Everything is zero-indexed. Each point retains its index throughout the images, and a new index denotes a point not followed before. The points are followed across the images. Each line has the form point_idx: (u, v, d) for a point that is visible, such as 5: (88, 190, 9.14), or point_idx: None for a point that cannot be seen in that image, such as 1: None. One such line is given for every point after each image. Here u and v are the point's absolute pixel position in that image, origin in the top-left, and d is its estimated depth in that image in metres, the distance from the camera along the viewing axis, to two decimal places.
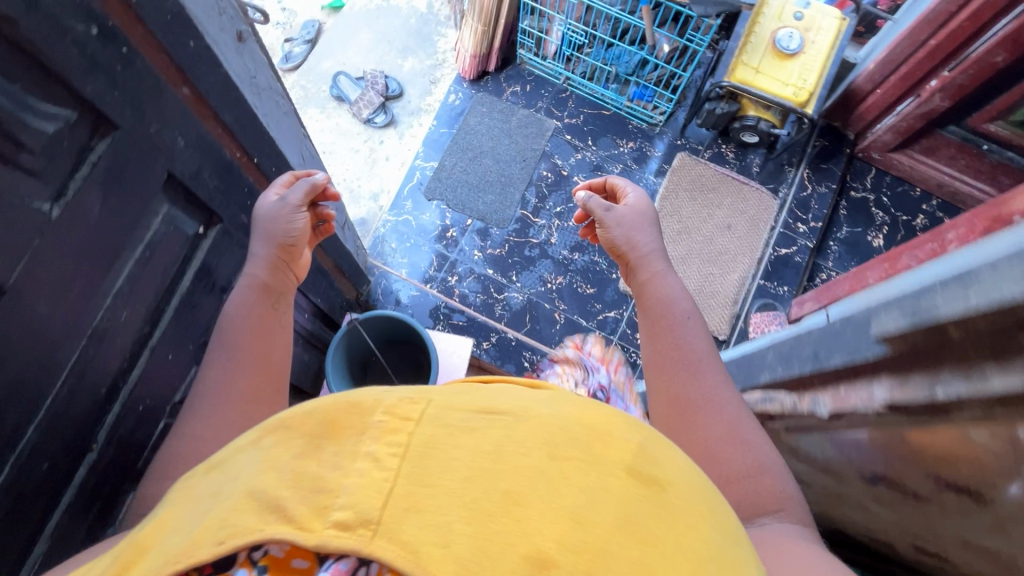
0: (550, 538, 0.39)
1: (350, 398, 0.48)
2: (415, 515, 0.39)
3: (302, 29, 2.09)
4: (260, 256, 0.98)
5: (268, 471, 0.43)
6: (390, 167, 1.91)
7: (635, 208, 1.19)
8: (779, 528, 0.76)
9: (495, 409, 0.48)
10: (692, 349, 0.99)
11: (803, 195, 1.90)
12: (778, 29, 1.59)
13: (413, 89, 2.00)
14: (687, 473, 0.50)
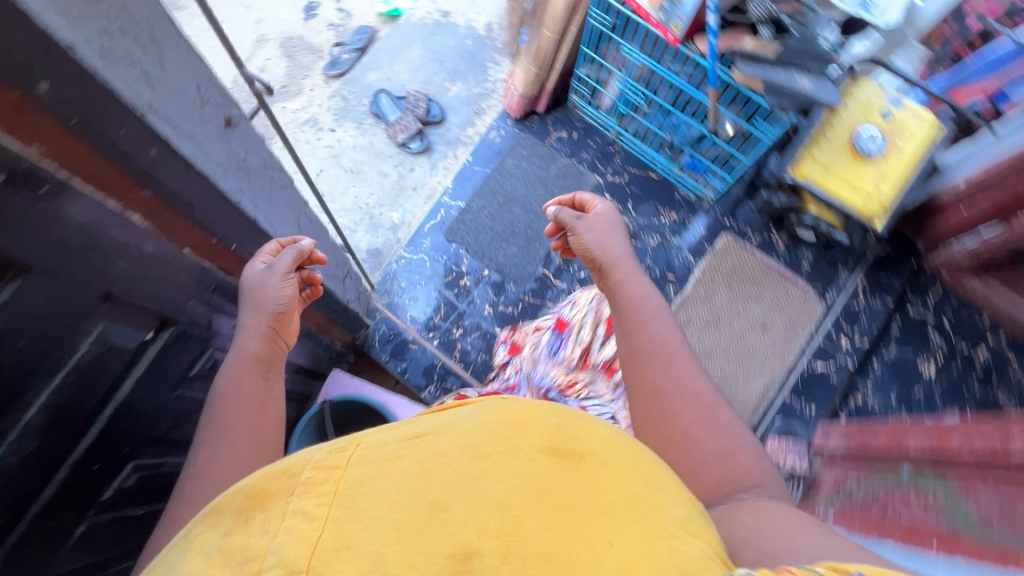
0: (471, 532, 0.42)
1: (279, 469, 0.51)
2: (342, 554, 0.40)
3: (354, 34, 2.07)
4: (248, 330, 0.80)
5: (194, 557, 0.44)
6: (416, 198, 1.83)
7: (604, 216, 1.15)
8: (755, 496, 0.74)
9: (420, 433, 0.52)
10: (668, 344, 0.93)
11: (853, 306, 1.74)
12: (862, 125, 1.49)
13: (455, 116, 1.94)
14: (606, 439, 0.53)
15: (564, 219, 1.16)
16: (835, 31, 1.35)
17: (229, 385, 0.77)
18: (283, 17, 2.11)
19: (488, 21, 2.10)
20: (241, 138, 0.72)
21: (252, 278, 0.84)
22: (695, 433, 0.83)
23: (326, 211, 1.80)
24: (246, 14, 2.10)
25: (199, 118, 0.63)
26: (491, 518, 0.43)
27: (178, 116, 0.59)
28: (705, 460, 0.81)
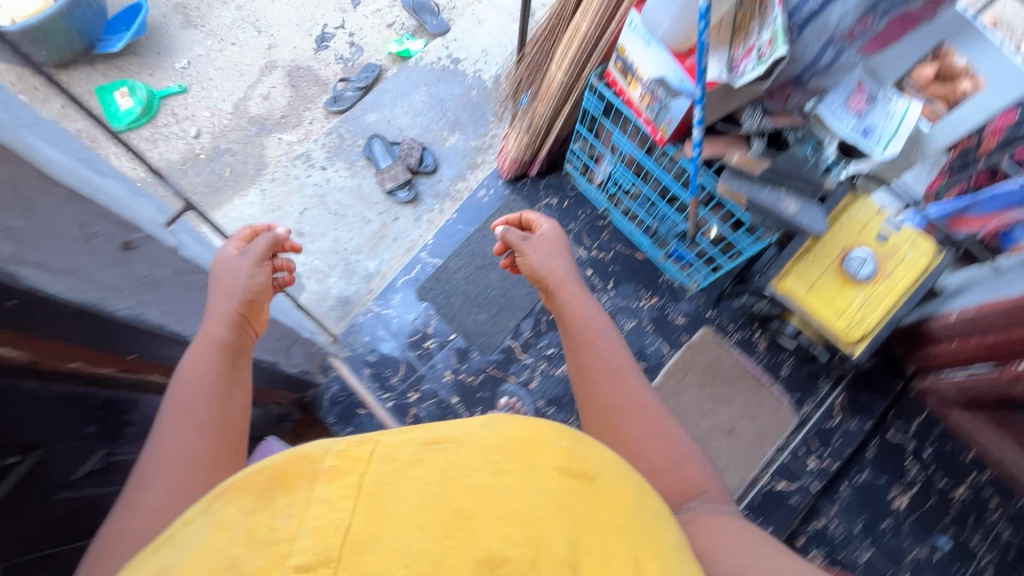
0: (496, 540, 0.49)
1: (300, 454, 0.57)
2: (371, 547, 0.47)
3: (361, 72, 2.07)
4: (217, 312, 0.91)
5: (217, 533, 0.49)
6: (395, 249, 1.80)
7: (550, 240, 1.23)
8: (703, 507, 0.86)
9: (439, 442, 0.59)
10: (613, 360, 1.02)
11: (828, 424, 1.65)
12: (853, 246, 1.42)
13: (447, 169, 1.92)
14: (613, 465, 0.61)
15: (512, 241, 1.23)
16: (834, 145, 1.26)
17: (201, 371, 0.85)
18: (295, 46, 2.11)
19: (495, 73, 2.07)
20: (146, 257, 0.70)
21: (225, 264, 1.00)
22: (644, 444, 0.92)
23: (304, 252, 1.79)
24: (259, 39, 2.11)
25: (84, 253, 0.61)
26: (512, 529, 0.50)
27: (54, 256, 0.57)
28: (654, 470, 0.90)
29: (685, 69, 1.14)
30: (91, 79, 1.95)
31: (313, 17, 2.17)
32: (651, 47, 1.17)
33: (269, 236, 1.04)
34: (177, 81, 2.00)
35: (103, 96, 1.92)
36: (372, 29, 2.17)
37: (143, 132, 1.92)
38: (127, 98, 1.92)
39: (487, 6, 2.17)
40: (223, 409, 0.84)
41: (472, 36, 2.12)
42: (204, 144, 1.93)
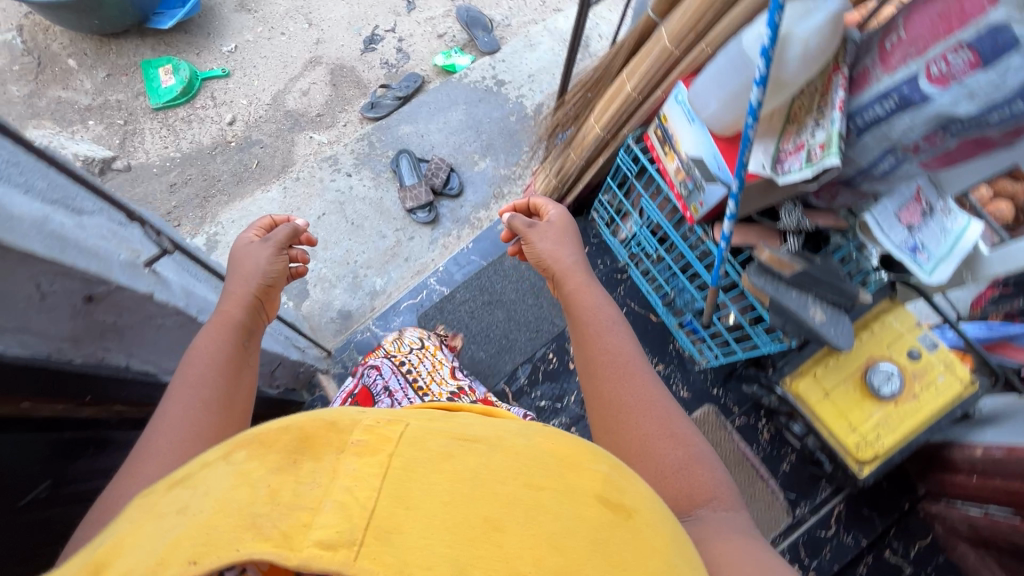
0: (528, 562, 0.40)
1: (328, 416, 0.47)
2: (395, 538, 0.38)
3: (403, 80, 2.03)
4: (234, 296, 0.87)
5: (240, 487, 0.41)
6: (406, 269, 1.77)
7: (557, 225, 1.16)
8: (714, 519, 0.74)
9: (474, 435, 0.48)
10: (620, 352, 0.93)
11: (821, 532, 1.55)
12: (880, 358, 1.32)
13: (472, 195, 1.88)
14: (648, 498, 0.51)
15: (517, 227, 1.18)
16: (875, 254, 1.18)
17: (215, 347, 0.82)
18: (343, 44, 2.09)
19: (537, 101, 2.00)
20: (110, 304, 0.67)
21: (247, 250, 0.99)
22: (650, 442, 0.81)
23: (315, 258, 1.78)
24: (309, 32, 2.10)
25: (32, 310, 0.58)
26: (546, 555, 0.40)
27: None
28: (658, 470, 0.79)
29: (723, 152, 1.05)
30: (140, 53, 1.98)
31: (365, 18, 2.15)
32: (693, 124, 1.10)
33: (288, 227, 1.04)
34: (222, 64, 2.01)
35: (148, 71, 1.94)
36: (421, 39, 2.13)
37: (181, 111, 1.93)
38: (170, 76, 1.93)
39: (539, 32, 2.11)
40: (231, 385, 0.81)
41: (520, 61, 2.06)
42: (237, 132, 1.93)
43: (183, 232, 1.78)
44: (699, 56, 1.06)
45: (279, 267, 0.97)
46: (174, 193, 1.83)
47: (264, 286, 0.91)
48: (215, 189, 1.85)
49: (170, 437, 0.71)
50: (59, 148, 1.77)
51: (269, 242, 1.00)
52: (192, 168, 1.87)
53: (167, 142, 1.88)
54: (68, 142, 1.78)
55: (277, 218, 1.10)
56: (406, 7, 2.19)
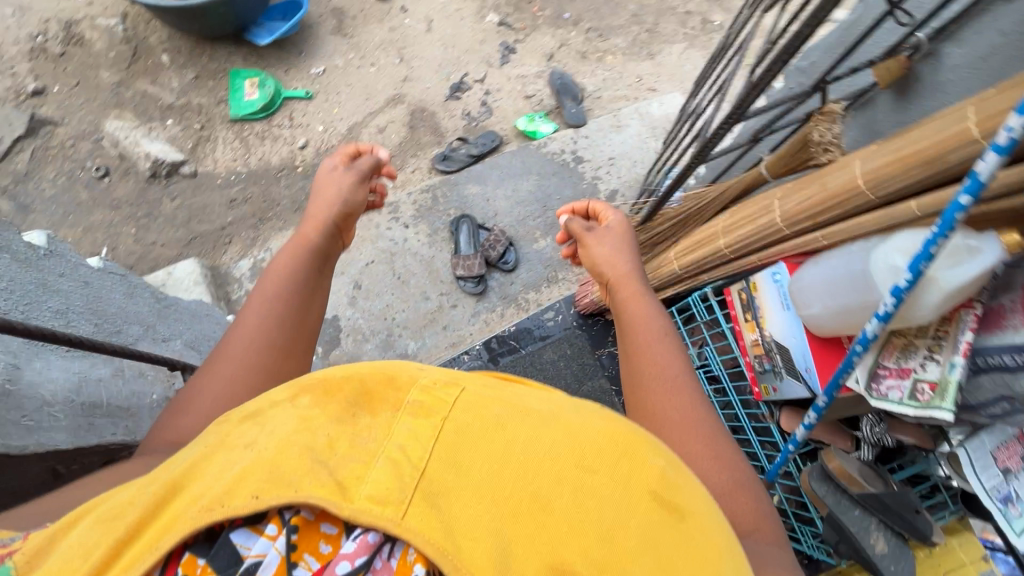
0: (574, 551, 0.42)
1: (387, 369, 0.52)
2: (440, 502, 0.44)
3: (481, 137, 1.98)
4: (314, 219, 0.87)
5: (303, 432, 0.47)
6: (442, 338, 1.70)
7: (617, 230, 0.99)
8: (761, 555, 0.59)
9: (529, 406, 0.50)
10: (672, 370, 0.75)
11: None
12: None
13: (526, 273, 1.80)
14: (705, 501, 0.47)
15: (575, 230, 1.04)
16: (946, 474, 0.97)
17: (289, 266, 0.79)
18: (429, 86, 2.05)
19: (613, 186, 1.90)
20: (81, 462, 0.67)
21: (330, 177, 0.94)
22: (693, 463, 0.66)
23: (354, 306, 1.72)
24: (398, 68, 2.06)
25: None
26: (593, 545, 0.42)
27: None
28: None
29: (816, 357, 0.94)
30: (231, 61, 1.99)
31: (457, 63, 2.10)
32: (786, 312, 1.00)
33: (374, 157, 0.98)
34: (307, 86, 1.99)
35: (234, 80, 1.94)
36: (508, 95, 2.07)
37: (257, 126, 1.91)
38: (254, 89, 1.92)
39: (630, 112, 2.02)
40: (304, 305, 0.77)
41: (604, 140, 1.97)
42: (306, 157, 1.90)
43: (232, 252, 1.76)
44: (809, 243, 0.95)
45: (359, 199, 0.93)
46: (232, 210, 1.81)
47: (345, 215, 0.90)
48: (273, 213, 1.82)
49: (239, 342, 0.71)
50: (135, 147, 1.79)
51: (352, 170, 0.95)
52: (254, 187, 1.85)
53: (236, 155, 1.88)
54: (144, 142, 1.80)
55: (365, 147, 1.02)
56: (500, 59, 2.13)
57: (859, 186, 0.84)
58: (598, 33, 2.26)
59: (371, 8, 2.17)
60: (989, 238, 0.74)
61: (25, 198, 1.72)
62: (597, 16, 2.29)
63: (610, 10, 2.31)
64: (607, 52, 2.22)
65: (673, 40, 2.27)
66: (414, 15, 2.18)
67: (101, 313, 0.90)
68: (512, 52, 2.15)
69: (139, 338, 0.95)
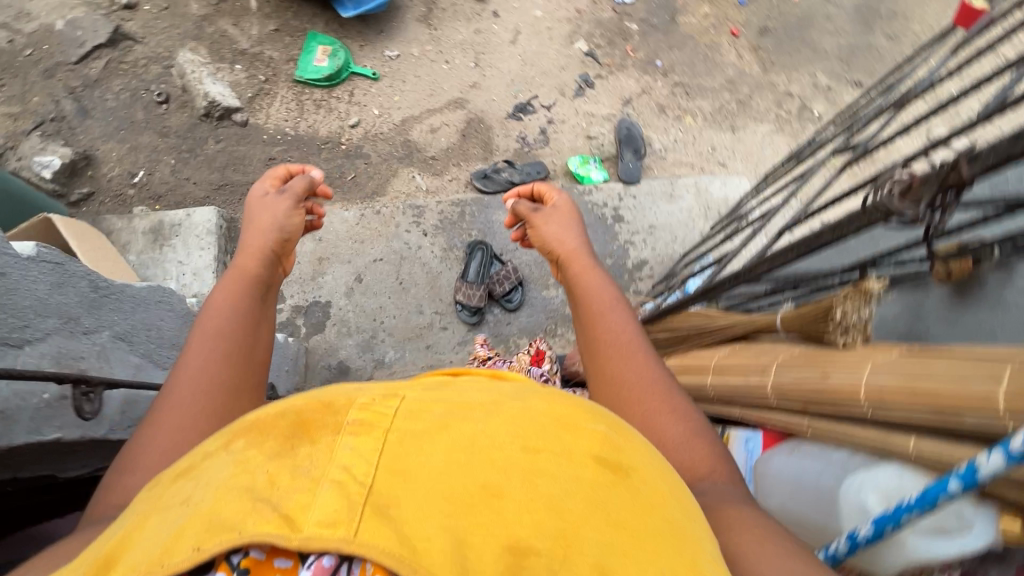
0: (527, 528, 0.36)
1: (323, 396, 0.44)
2: (392, 511, 0.36)
3: (528, 165, 1.91)
4: (252, 247, 0.81)
5: (240, 475, 0.38)
6: (422, 356, 1.67)
7: (563, 210, 1.05)
8: (713, 491, 0.59)
9: (469, 403, 0.45)
10: (622, 331, 0.79)
11: None
12: None
13: (527, 317, 1.74)
14: (643, 453, 0.46)
15: (522, 214, 1.07)
16: None
17: (231, 300, 0.71)
18: (493, 99, 2.00)
19: (642, 257, 1.79)
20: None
21: (263, 202, 0.89)
22: (652, 418, 0.67)
23: (349, 298, 1.70)
24: (470, 72, 2.02)
25: None
26: (548, 520, 0.37)
27: None
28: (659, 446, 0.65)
29: None
30: (313, 23, 2.01)
31: (529, 83, 2.04)
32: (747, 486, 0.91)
33: (306, 178, 0.95)
34: (377, 67, 1.99)
35: (309, 43, 1.95)
36: (569, 130, 2.00)
37: (317, 93, 1.92)
38: (325, 57, 1.93)
39: (687, 184, 1.89)
40: (254, 337, 0.68)
41: (651, 206, 1.86)
42: (353, 137, 1.90)
43: None
44: (792, 426, 0.84)
45: (297, 224, 0.89)
46: (267, 168, 1.83)
47: (283, 241, 0.85)
48: None
49: (188, 385, 0.59)
50: (198, 84, 1.83)
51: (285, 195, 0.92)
52: (295, 152, 1.86)
53: (289, 115, 1.89)
54: (207, 80, 1.83)
55: (294, 170, 0.99)
56: (575, 90, 2.05)
57: (858, 396, 0.73)
58: (684, 90, 2.13)
59: (463, 5, 2.13)
60: (982, 516, 0.60)
61: (87, 102, 1.80)
62: (689, 71, 2.16)
63: (706, 68, 2.17)
64: (686, 112, 2.10)
65: (760, 119, 2.12)
66: (504, 22, 2.12)
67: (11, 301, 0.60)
68: (589, 86, 2.07)
69: (50, 337, 0.65)
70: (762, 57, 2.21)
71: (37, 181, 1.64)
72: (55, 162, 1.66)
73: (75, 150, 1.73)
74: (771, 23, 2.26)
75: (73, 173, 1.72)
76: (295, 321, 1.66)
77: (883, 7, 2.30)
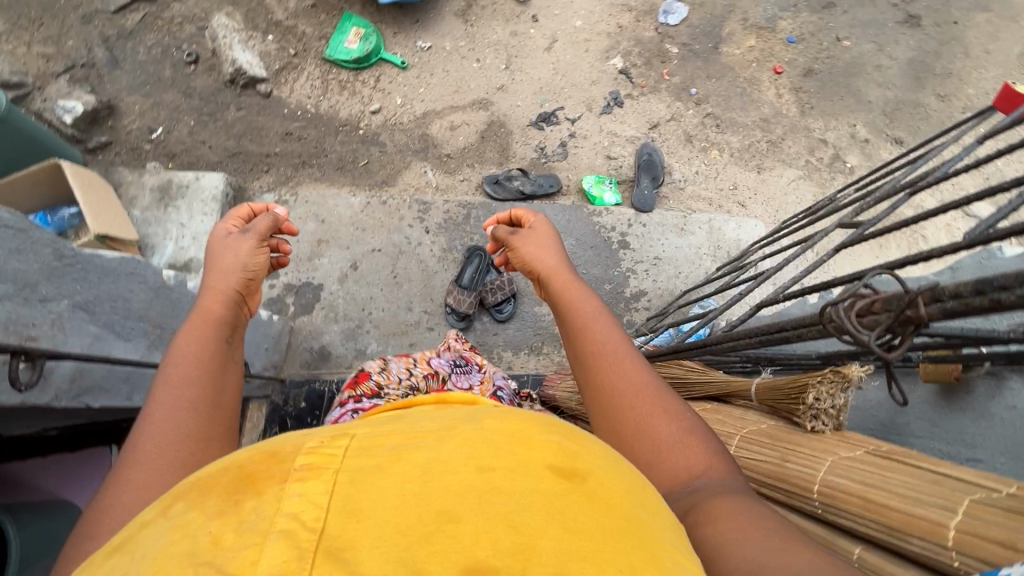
0: (487, 549, 0.34)
1: (269, 447, 0.41)
2: (345, 552, 0.33)
3: (542, 177, 1.88)
4: (216, 288, 0.82)
5: (179, 541, 0.35)
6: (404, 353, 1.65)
7: (540, 229, 1.01)
8: (712, 488, 0.59)
9: (421, 432, 0.43)
10: (607, 341, 0.77)
11: None
12: None
13: (515, 331, 1.71)
14: (602, 458, 0.45)
15: (501, 239, 1.04)
16: None
17: (198, 346, 0.73)
18: (518, 104, 1.98)
19: (642, 289, 1.75)
20: None
21: (225, 241, 0.89)
22: (644, 421, 0.67)
23: (341, 284, 1.70)
24: (499, 75, 2.01)
25: None
26: (504, 536, 0.34)
27: None
28: (653, 448, 0.65)
29: None
30: (351, 5, 2.02)
31: (557, 94, 2.02)
32: None
33: (270, 215, 0.95)
34: (406, 55, 1.99)
35: (344, 24, 1.97)
36: (590, 147, 1.97)
37: (343, 74, 1.94)
38: (357, 40, 1.94)
39: (701, 221, 1.84)
40: (221, 383, 0.71)
41: (659, 237, 1.81)
42: (372, 124, 1.90)
43: (264, 181, 1.80)
44: None
45: (261, 262, 0.89)
46: (283, 142, 1.84)
47: (248, 282, 0.86)
48: (318, 161, 1.84)
49: (158, 439, 0.62)
50: (227, 50, 1.84)
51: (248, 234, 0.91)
52: (313, 130, 1.87)
53: (312, 92, 1.91)
54: (237, 48, 1.85)
55: (257, 210, 0.99)
56: (602, 107, 2.02)
57: (812, 490, 0.70)
58: (715, 122, 2.07)
59: (504, 5, 2.11)
60: None
61: (119, 53, 1.86)
62: (724, 103, 2.10)
63: (741, 103, 2.11)
64: (714, 145, 2.04)
65: (789, 164, 2.05)
66: (542, 28, 2.10)
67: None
68: (617, 105, 2.03)
69: (4, 301, 0.65)
70: (803, 99, 2.13)
71: (58, 125, 1.68)
72: (77, 108, 1.69)
73: (99, 99, 1.76)
74: (818, 65, 2.18)
75: (95, 121, 1.75)
76: (284, 299, 1.67)
77: (940, 65, 2.19)
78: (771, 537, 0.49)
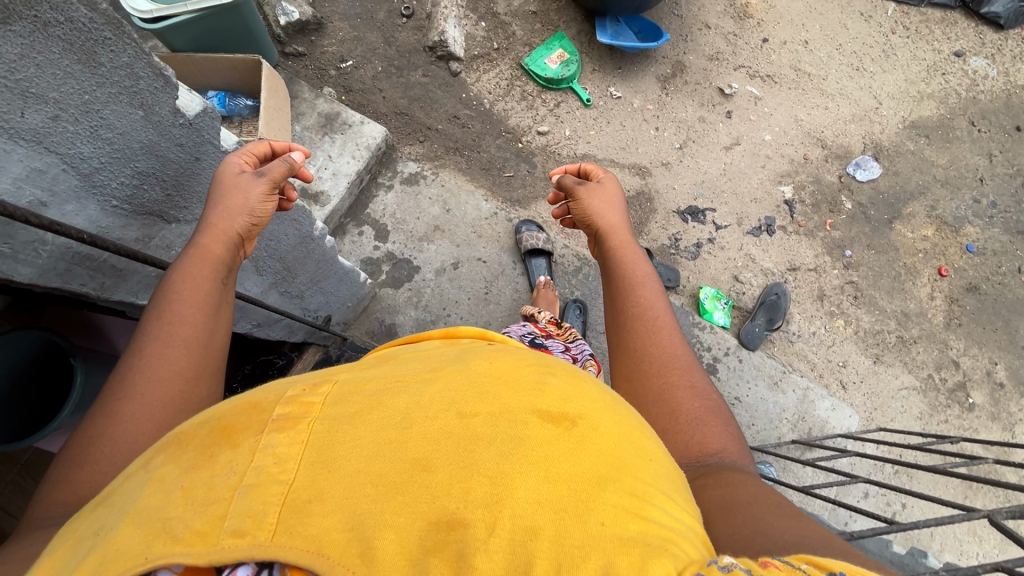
0: (457, 502, 0.34)
1: (245, 402, 0.42)
2: (315, 505, 0.35)
3: (666, 270, 1.81)
4: (217, 227, 0.69)
5: (153, 494, 0.37)
6: None
7: (608, 185, 0.93)
8: (728, 469, 0.59)
9: (404, 374, 0.43)
10: (653, 311, 0.76)
11: None
12: None
13: None
14: (599, 397, 0.43)
15: (564, 188, 0.96)
16: None
17: (191, 278, 0.66)
18: (674, 187, 1.94)
19: None
20: None
21: (230, 180, 0.71)
22: (669, 389, 0.67)
23: (435, 276, 1.68)
24: (669, 152, 1.98)
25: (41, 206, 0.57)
26: (477, 486, 0.35)
27: None
28: (671, 417, 0.65)
29: None
30: (566, 28, 2.06)
31: (714, 194, 1.96)
32: None
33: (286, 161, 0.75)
34: (594, 94, 2.00)
35: (552, 42, 2.01)
36: (721, 260, 1.90)
37: (530, 85, 1.97)
38: (558, 61, 1.98)
39: (797, 384, 1.73)
40: (213, 324, 0.66)
41: (750, 380, 1.71)
42: (533, 142, 1.92)
43: (414, 150, 1.83)
44: None
45: (269, 211, 0.73)
46: (447, 123, 1.87)
47: (248, 229, 0.71)
48: (469, 153, 1.86)
49: (144, 375, 0.59)
50: (442, 19, 1.90)
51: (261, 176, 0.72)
52: (478, 126, 1.90)
53: (495, 89, 1.94)
54: (450, 21, 1.90)
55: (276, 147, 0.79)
56: (752, 228, 1.94)
57: None
58: (855, 294, 1.95)
59: (705, 89, 2.08)
60: None
61: None
62: (873, 279, 1.97)
63: (891, 287, 1.97)
64: (842, 314, 1.91)
65: (910, 369, 1.88)
66: (730, 126, 2.05)
67: (183, 185, 0.68)
68: (768, 232, 1.95)
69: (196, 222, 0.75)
70: (954, 312, 1.97)
71: (271, 21, 1.77)
72: (293, 15, 1.78)
73: (314, 13, 1.84)
74: (986, 286, 2.02)
75: (301, 31, 1.83)
76: (380, 265, 1.67)
77: None
78: (781, 507, 0.52)
